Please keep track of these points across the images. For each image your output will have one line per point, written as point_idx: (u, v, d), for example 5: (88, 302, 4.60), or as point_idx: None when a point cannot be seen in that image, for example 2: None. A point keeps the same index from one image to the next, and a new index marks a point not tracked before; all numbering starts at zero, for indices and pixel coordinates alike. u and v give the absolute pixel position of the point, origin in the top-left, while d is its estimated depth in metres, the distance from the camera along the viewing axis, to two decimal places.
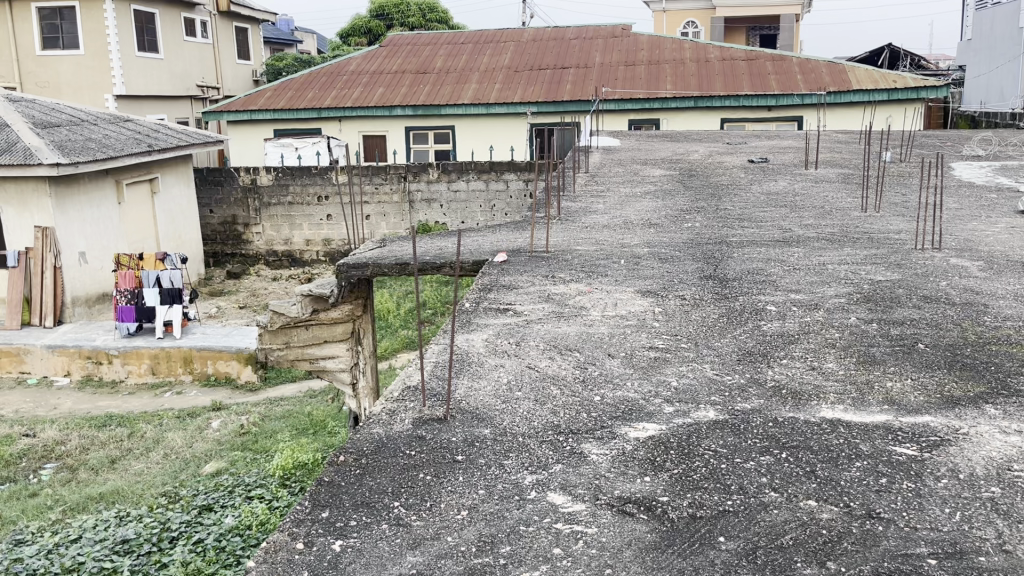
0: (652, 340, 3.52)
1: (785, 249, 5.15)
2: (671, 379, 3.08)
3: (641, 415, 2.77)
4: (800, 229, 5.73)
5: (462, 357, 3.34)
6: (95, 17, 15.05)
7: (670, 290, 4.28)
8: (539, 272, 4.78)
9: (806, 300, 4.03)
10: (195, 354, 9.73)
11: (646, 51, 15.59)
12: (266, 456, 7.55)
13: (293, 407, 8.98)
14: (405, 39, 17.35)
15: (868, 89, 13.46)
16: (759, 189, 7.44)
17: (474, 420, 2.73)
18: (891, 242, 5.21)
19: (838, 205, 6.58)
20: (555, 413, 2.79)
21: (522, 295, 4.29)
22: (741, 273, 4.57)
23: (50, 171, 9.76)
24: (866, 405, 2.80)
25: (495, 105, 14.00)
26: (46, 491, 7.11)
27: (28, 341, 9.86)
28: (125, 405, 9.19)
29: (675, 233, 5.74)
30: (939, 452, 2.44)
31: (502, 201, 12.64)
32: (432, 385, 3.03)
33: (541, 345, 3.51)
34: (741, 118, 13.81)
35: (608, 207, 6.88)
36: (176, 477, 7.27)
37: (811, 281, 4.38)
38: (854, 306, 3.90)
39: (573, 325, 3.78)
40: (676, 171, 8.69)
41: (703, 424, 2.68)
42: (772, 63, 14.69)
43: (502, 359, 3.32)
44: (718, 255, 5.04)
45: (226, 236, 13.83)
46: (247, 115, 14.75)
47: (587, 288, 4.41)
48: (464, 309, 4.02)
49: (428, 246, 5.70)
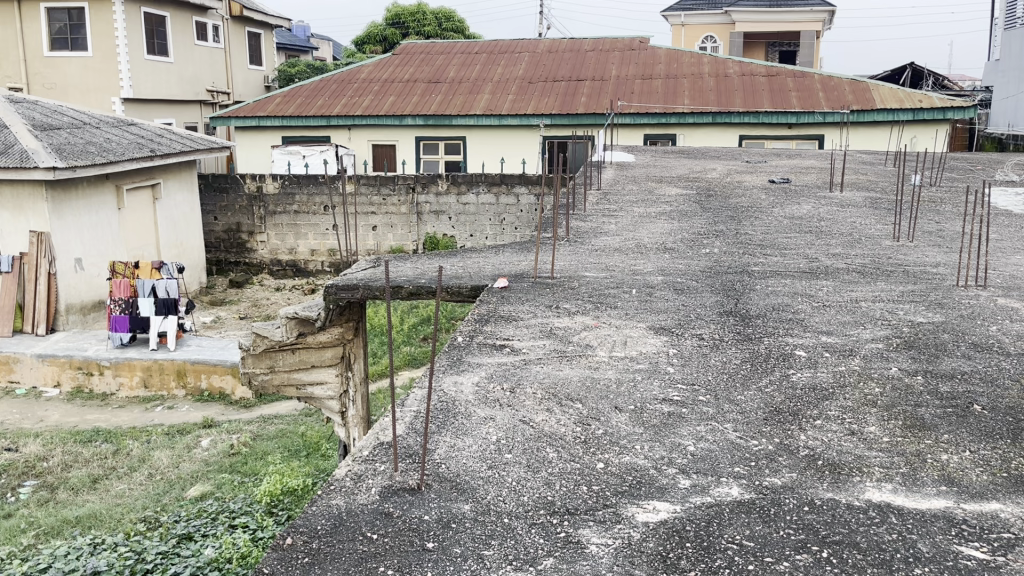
0: (666, 391, 3.08)
1: (813, 281, 4.71)
2: (687, 443, 2.65)
3: (653, 491, 2.33)
4: (827, 258, 5.30)
5: (446, 405, 2.92)
6: (104, 17, 14.76)
7: (687, 328, 3.85)
8: (542, 302, 4.36)
9: (839, 344, 3.58)
10: (189, 368, 9.34)
11: (663, 64, 15.19)
12: (254, 480, 7.15)
13: (287, 427, 8.59)
14: (418, 47, 17.01)
15: (893, 108, 12.99)
16: (782, 212, 7.00)
17: (453, 493, 2.31)
18: (928, 277, 4.76)
19: (867, 232, 6.13)
20: (549, 485, 2.36)
21: (521, 328, 3.87)
22: (766, 309, 4.14)
23: (46, 174, 9.40)
24: (921, 486, 2.35)
25: (508, 116, 13.61)
26: (21, 513, 6.71)
27: (18, 349, 9.51)
28: (113, 419, 8.80)
29: (692, 260, 5.32)
30: (1016, 556, 2.00)
31: (513, 215, 12.21)
32: (408, 442, 2.62)
33: (539, 393, 3.07)
34: (759, 135, 13.41)
35: (621, 228, 6.47)
36: (157, 502, 6.86)
37: (843, 320, 3.94)
38: (894, 354, 3.46)
39: (577, 368, 3.35)
40: (693, 190, 8.27)
41: (724, 505, 2.25)
42: (793, 79, 14.25)
43: (493, 411, 2.88)
44: (739, 287, 4.60)
45: (229, 245, 13.50)
46: (254, 121, 14.42)
47: (593, 322, 3.98)
48: (455, 345, 3.61)
49: (424, 268, 5.28)
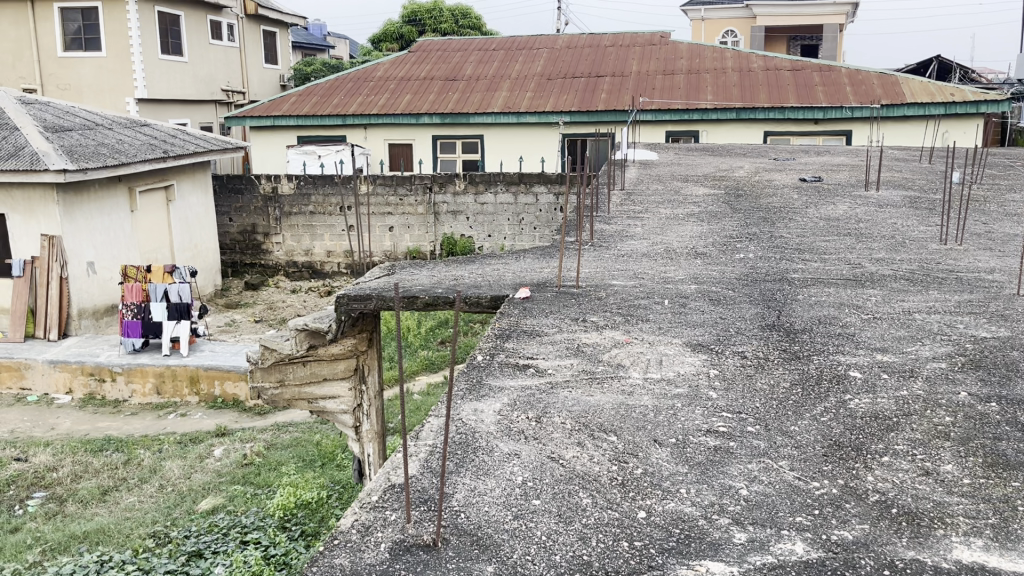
0: (711, 421, 2.76)
1: (859, 290, 4.37)
2: (738, 485, 2.34)
3: (705, 549, 2.03)
4: (871, 264, 4.95)
5: (464, 438, 2.62)
6: (117, 17, 14.58)
7: (727, 345, 3.53)
8: (567, 314, 4.06)
9: (897, 364, 3.24)
10: (202, 374, 9.11)
11: (685, 59, 14.82)
12: (268, 493, 6.90)
13: (301, 435, 8.34)
14: (435, 44, 16.72)
15: (924, 102, 12.53)
16: (817, 212, 6.65)
17: (474, 551, 2.02)
18: (985, 285, 4.40)
19: (910, 234, 5.78)
20: (584, 541, 2.05)
21: (546, 345, 3.56)
22: (811, 322, 3.81)
23: (57, 177, 9.19)
24: (1016, 542, 2.03)
25: (526, 113, 13.29)
26: (28, 527, 6.48)
27: (29, 355, 9.32)
28: (125, 427, 8.57)
29: (726, 266, 4.99)
30: None
31: (532, 214, 11.90)
32: (422, 485, 2.32)
33: (568, 423, 2.76)
34: (785, 131, 13.00)
35: (648, 231, 6.15)
36: (168, 515, 6.60)
37: (898, 335, 3.60)
38: (960, 375, 3.12)
39: (608, 393, 3.04)
40: (722, 190, 7.91)
41: (790, 567, 1.95)
42: (819, 73, 13.83)
43: (517, 446, 2.58)
44: (780, 296, 4.27)
45: (245, 246, 13.28)
46: (270, 120, 14.19)
47: (624, 338, 3.67)
48: (475, 365, 3.32)
49: (443, 275, 5.00)
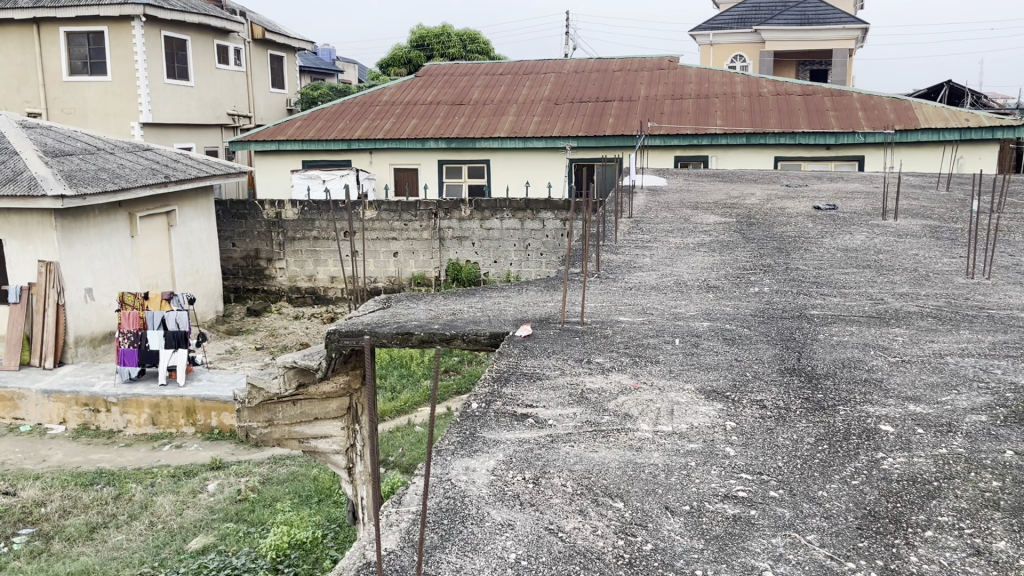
0: (729, 484, 2.47)
1: (884, 329, 4.09)
2: (763, 565, 2.05)
3: None
4: (895, 299, 4.67)
5: (453, 504, 2.35)
6: (124, 41, 14.49)
7: (744, 392, 3.23)
8: (571, 354, 3.77)
9: (932, 417, 2.94)
10: (198, 404, 8.84)
11: (694, 84, 14.62)
12: (262, 531, 6.59)
13: (299, 469, 8.04)
14: (441, 69, 16.59)
15: (938, 128, 12.26)
16: (834, 242, 6.37)
17: None
18: (1019, 325, 4.11)
19: (935, 266, 5.50)
20: None
21: (547, 392, 3.27)
22: (835, 365, 3.52)
23: (55, 203, 8.98)
24: None
25: (533, 138, 13.10)
26: (9, 567, 6.16)
27: (24, 384, 9.06)
28: (118, 459, 8.28)
29: (741, 300, 4.71)
30: None
31: (538, 240, 11.65)
32: (402, 564, 2.03)
33: (569, 485, 2.48)
34: (797, 157, 12.75)
35: (656, 262, 5.88)
36: (156, 555, 6.27)
37: (931, 383, 3.30)
38: (1003, 431, 2.82)
39: (615, 449, 2.74)
40: (733, 218, 7.62)
41: None
42: (830, 98, 13.61)
43: (512, 514, 2.30)
44: (799, 336, 3.98)
45: (248, 272, 13.06)
46: (274, 145, 14.03)
47: (633, 383, 3.37)
48: (469, 415, 3.03)
49: (440, 309, 4.73)
